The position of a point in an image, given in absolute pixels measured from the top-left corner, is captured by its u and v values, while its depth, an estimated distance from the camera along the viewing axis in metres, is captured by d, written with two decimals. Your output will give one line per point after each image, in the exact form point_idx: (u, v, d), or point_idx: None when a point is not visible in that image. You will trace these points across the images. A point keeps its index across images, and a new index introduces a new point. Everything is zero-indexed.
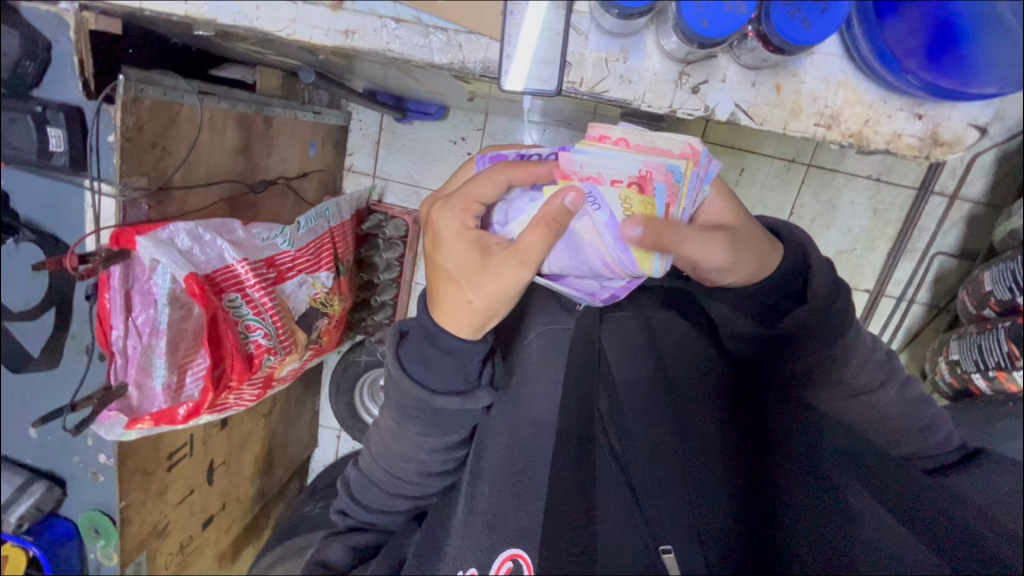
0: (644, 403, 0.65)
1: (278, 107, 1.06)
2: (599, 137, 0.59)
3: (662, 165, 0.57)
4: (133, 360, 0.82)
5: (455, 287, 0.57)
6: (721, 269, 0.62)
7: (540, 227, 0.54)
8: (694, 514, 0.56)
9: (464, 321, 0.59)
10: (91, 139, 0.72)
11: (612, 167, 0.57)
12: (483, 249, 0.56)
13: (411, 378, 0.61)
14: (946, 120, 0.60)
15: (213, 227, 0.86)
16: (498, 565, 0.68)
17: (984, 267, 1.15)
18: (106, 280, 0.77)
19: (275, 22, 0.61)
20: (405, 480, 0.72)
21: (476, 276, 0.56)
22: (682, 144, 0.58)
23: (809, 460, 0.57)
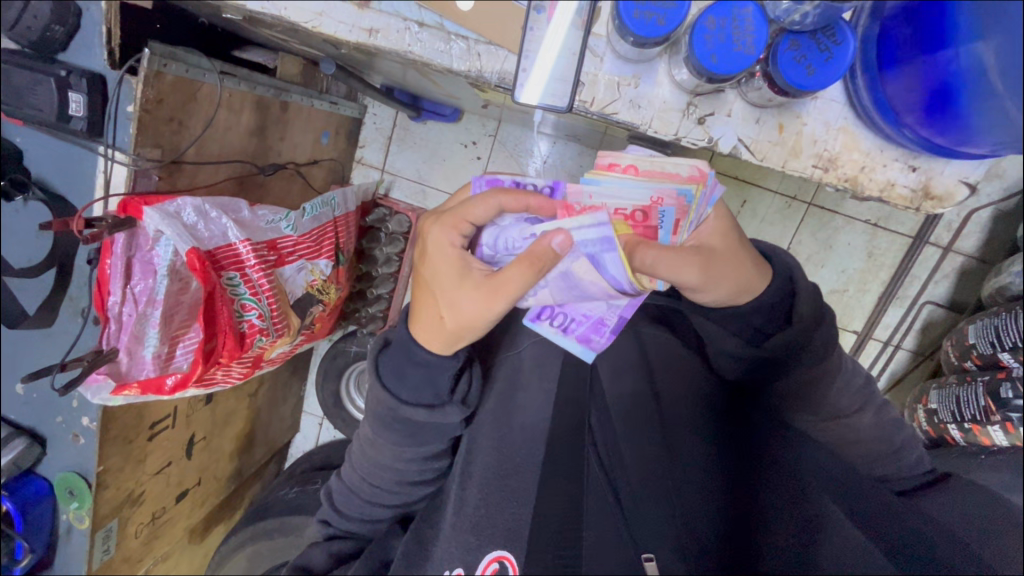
0: (635, 418, 0.67)
1: (295, 94, 1.08)
2: (608, 166, 0.61)
3: (674, 189, 0.59)
4: (128, 327, 0.83)
5: (436, 302, 0.60)
6: (696, 289, 0.63)
7: (520, 264, 0.56)
8: (677, 524, 0.58)
9: (434, 336, 0.61)
10: (110, 107, 0.73)
11: (622, 196, 0.60)
12: (468, 272, 0.59)
13: (385, 387, 0.64)
14: (938, 174, 0.62)
15: (219, 204, 0.88)
16: (484, 566, 0.64)
17: (970, 320, 1.17)
18: (110, 246, 0.78)
19: (303, 13, 0.63)
20: (384, 489, 0.72)
21: (455, 296, 0.58)
22: (689, 167, 0.60)
23: (787, 483, 0.61)
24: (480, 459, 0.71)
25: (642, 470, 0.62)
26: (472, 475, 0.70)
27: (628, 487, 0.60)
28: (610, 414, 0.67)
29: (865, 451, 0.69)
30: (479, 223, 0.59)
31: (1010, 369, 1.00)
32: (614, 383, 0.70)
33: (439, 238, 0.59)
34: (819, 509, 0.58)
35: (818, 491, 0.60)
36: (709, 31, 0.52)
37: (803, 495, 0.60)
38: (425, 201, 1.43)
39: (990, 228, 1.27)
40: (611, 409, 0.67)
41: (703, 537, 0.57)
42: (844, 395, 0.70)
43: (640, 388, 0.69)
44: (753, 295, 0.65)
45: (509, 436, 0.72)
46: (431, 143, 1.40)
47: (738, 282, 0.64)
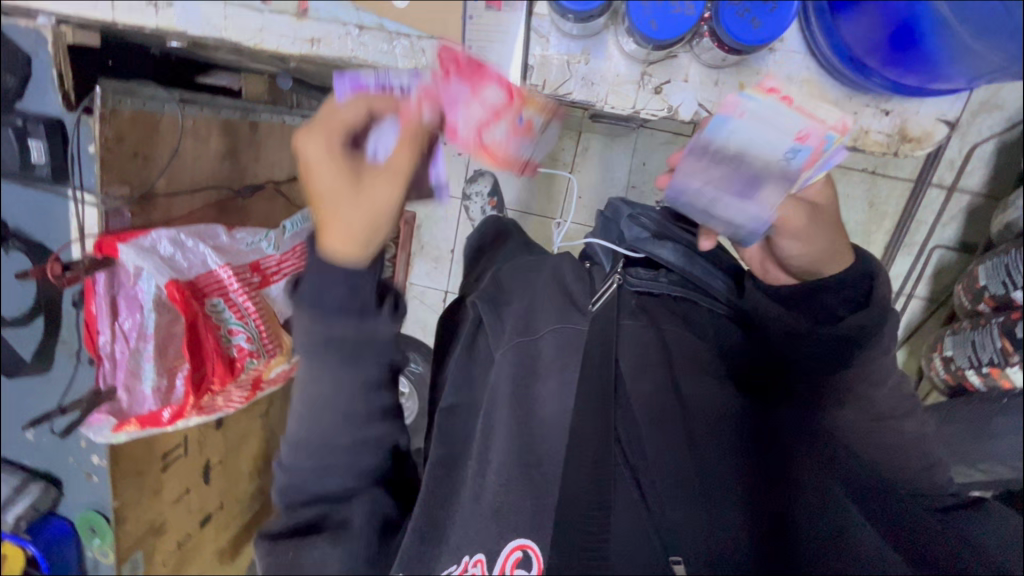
0: (665, 419, 0.55)
1: (263, 112, 1.07)
2: (766, 88, 0.49)
3: (821, 130, 0.48)
4: (122, 363, 0.84)
5: (331, 210, 0.46)
6: (788, 236, 0.58)
7: (401, 165, 0.48)
8: (705, 529, 0.51)
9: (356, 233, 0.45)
10: (72, 148, 0.74)
11: (770, 129, 0.49)
12: (340, 173, 0.47)
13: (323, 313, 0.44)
14: (914, 115, 0.58)
15: (196, 233, 0.88)
16: (506, 557, 0.54)
17: (980, 260, 1.12)
18: (92, 286, 0.79)
19: (244, 32, 0.65)
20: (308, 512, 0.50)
21: (364, 203, 0.46)
22: (838, 118, 0.49)
23: (822, 491, 0.53)
24: (499, 449, 0.57)
25: (668, 479, 0.53)
26: (489, 463, 0.57)
27: (653, 487, 0.53)
28: (635, 417, 0.56)
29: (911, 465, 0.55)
30: (355, 127, 0.50)
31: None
32: (637, 381, 0.57)
33: (323, 169, 0.47)
34: (849, 520, 0.51)
35: (844, 497, 0.53)
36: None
37: (830, 495, 0.53)
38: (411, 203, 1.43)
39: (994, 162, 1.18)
40: (635, 409, 0.56)
41: (731, 549, 0.50)
42: (894, 395, 0.56)
43: (665, 385, 0.57)
44: (841, 265, 0.59)
45: (529, 428, 0.58)
46: None
47: (830, 250, 0.58)
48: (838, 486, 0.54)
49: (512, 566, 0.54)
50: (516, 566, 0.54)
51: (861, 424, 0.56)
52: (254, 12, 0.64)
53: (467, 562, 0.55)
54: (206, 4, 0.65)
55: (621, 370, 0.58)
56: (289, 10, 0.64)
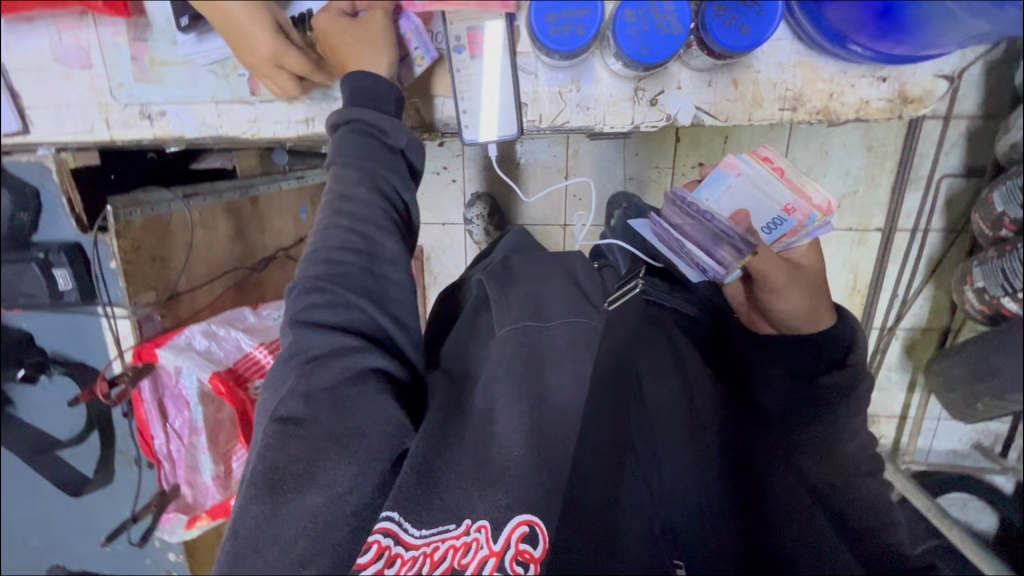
0: (676, 418, 0.52)
1: (261, 185, 1.06)
2: (762, 159, 0.61)
3: (806, 206, 0.59)
4: (180, 462, 0.88)
5: (349, 48, 0.57)
6: (778, 294, 0.63)
7: (380, 2, 0.57)
8: (691, 534, 0.48)
9: (380, 60, 0.58)
10: (95, 268, 0.72)
11: (762, 189, 0.59)
12: (340, 22, 0.56)
13: (366, 123, 0.57)
14: (911, 77, 0.58)
15: (225, 321, 0.90)
16: (511, 531, 0.52)
17: (992, 185, 1.03)
18: (138, 395, 0.82)
19: (239, 126, 0.68)
20: (324, 390, 0.51)
21: (372, 39, 0.57)
22: (823, 198, 0.59)
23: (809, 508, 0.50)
24: (506, 422, 0.57)
25: (680, 488, 0.49)
26: (495, 434, 0.57)
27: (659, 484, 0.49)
28: (652, 420, 0.51)
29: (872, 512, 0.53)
30: None
31: None
32: (656, 379, 0.53)
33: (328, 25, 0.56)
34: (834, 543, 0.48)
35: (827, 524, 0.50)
36: (631, 24, 0.50)
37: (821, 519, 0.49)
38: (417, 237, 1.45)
39: None
40: (648, 402, 0.51)
41: (718, 557, 0.47)
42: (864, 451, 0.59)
43: (679, 389, 0.53)
44: (815, 327, 0.66)
45: (536, 420, 0.57)
46: None
47: (807, 312, 0.65)
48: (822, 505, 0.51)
49: (516, 542, 0.51)
50: (521, 541, 0.51)
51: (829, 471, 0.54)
52: (245, 105, 0.67)
53: (468, 526, 0.52)
54: (198, 106, 0.67)
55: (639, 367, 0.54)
56: (279, 96, 0.66)
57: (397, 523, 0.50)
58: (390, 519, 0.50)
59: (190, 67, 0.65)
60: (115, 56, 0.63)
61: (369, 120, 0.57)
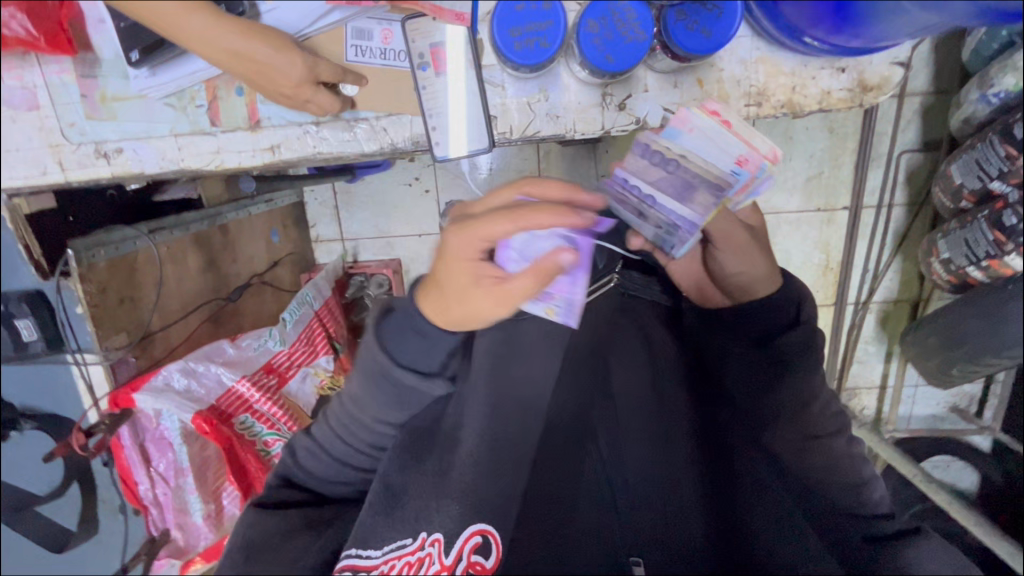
0: (627, 419, 0.60)
1: (229, 213, 1.04)
2: (709, 110, 0.53)
3: (755, 156, 0.50)
4: (168, 505, 0.84)
5: (446, 287, 0.44)
6: (725, 253, 0.58)
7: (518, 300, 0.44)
8: (648, 526, 0.57)
9: (451, 315, 0.45)
10: (60, 315, 0.73)
11: (704, 145, 0.51)
12: (467, 268, 0.43)
13: (394, 362, 0.46)
14: (868, 66, 0.60)
15: (203, 356, 0.86)
16: (464, 543, 0.50)
17: (950, 159, 1.05)
18: (118, 442, 0.78)
19: (201, 158, 0.64)
20: (335, 479, 0.53)
21: (475, 301, 0.44)
22: (770, 147, 0.51)
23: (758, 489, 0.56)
24: (471, 431, 0.52)
25: (643, 480, 0.59)
26: (460, 442, 0.51)
27: (620, 484, 0.59)
28: (615, 418, 0.61)
29: (833, 482, 0.54)
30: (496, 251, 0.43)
31: (1005, 196, 0.86)
32: (624, 372, 0.63)
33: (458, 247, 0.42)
34: (786, 520, 0.54)
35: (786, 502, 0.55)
36: (595, 34, 0.50)
37: (766, 500, 0.56)
38: (394, 251, 1.43)
39: (935, 59, 1.13)
40: (616, 398, 0.62)
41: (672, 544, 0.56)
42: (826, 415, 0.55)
43: (647, 382, 0.62)
44: (774, 288, 0.59)
45: (497, 419, 0.52)
46: (377, 195, 1.38)
47: (760, 273, 0.58)
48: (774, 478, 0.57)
49: (472, 552, 0.50)
50: (474, 553, 0.50)
51: (795, 440, 0.55)
52: (206, 136, 0.64)
53: (424, 540, 0.49)
54: (156, 140, 0.63)
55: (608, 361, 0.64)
56: (241, 126, 0.63)
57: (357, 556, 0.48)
58: (349, 557, 0.48)
59: (145, 101, 0.62)
60: (63, 95, 0.62)
61: (389, 363, 0.46)
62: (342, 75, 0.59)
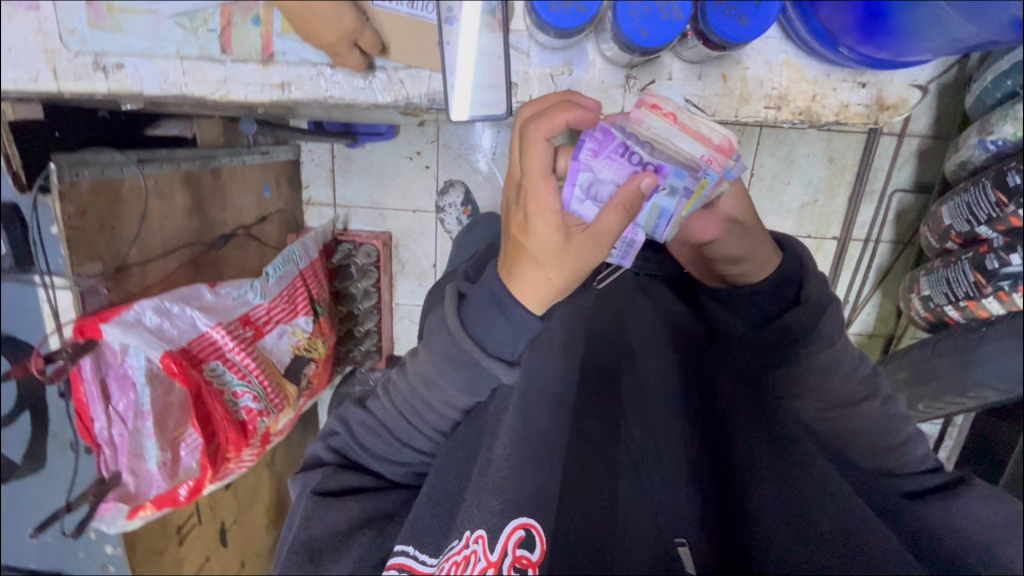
0: (651, 393, 0.63)
1: (223, 157, 1.01)
2: (656, 108, 0.53)
3: (714, 149, 0.53)
4: (123, 448, 0.80)
5: (532, 255, 0.48)
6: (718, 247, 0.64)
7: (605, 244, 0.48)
8: (684, 506, 0.57)
9: (541, 297, 0.49)
10: (33, 233, 0.69)
11: (675, 152, 0.51)
12: (549, 226, 0.47)
13: (483, 353, 0.50)
14: (889, 84, 0.60)
15: (180, 297, 0.83)
16: (507, 536, 0.51)
17: (942, 200, 1.07)
18: (78, 374, 0.74)
19: (207, 86, 0.62)
20: (391, 458, 0.59)
21: (570, 256, 0.48)
22: (722, 135, 0.53)
23: (782, 454, 0.55)
24: (512, 417, 0.55)
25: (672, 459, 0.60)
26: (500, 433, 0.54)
27: (651, 461, 0.60)
28: (642, 392, 0.64)
29: (868, 443, 0.58)
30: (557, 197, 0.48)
31: (990, 242, 0.87)
32: (649, 357, 0.66)
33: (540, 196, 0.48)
34: (814, 480, 0.53)
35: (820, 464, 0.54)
36: (632, 6, 0.50)
37: (788, 464, 0.55)
38: (386, 223, 1.41)
39: None
40: (644, 381, 0.64)
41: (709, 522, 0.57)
42: (848, 381, 0.60)
43: (670, 365, 0.66)
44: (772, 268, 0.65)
45: (532, 414, 0.56)
46: (376, 165, 1.36)
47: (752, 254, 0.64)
48: (818, 455, 0.55)
49: (515, 545, 0.51)
50: (518, 546, 0.51)
51: (814, 411, 0.60)
52: (215, 64, 0.61)
53: (468, 538, 0.52)
54: (161, 59, 0.60)
55: (633, 347, 0.68)
56: (253, 57, 0.61)
57: (412, 555, 0.53)
58: (405, 553, 0.53)
59: (154, 17, 0.58)
60: None
61: (474, 347, 0.50)
62: (379, 44, 0.58)
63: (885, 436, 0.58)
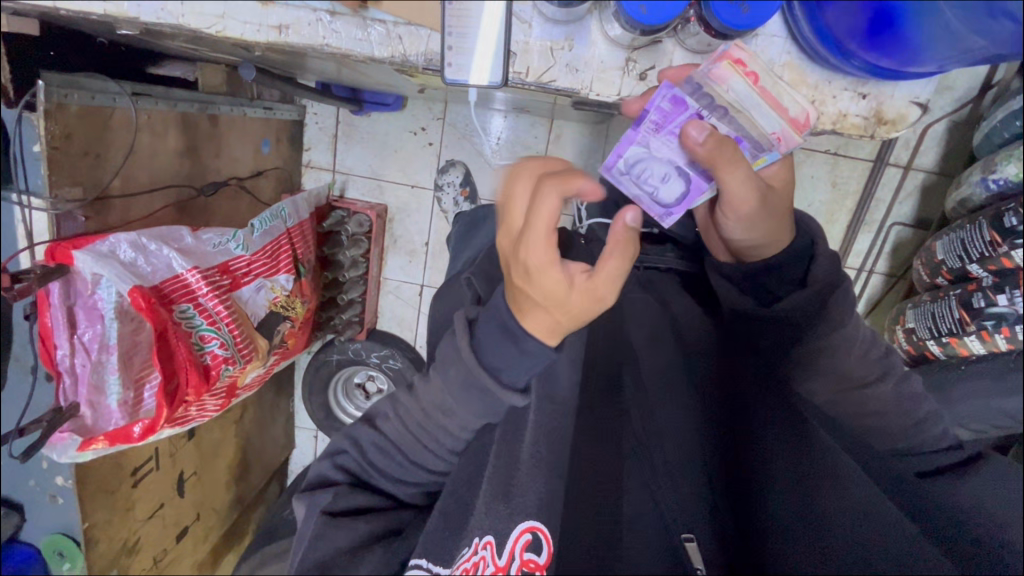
0: (661, 377, 0.61)
1: (223, 105, 1.00)
2: (743, 64, 0.54)
3: (782, 126, 0.55)
4: (83, 379, 0.79)
5: (533, 303, 0.49)
6: (739, 216, 0.61)
7: (610, 287, 0.49)
8: (693, 504, 0.54)
9: (549, 330, 0.51)
10: (13, 148, 0.69)
11: (749, 125, 0.55)
12: (548, 280, 0.48)
13: (496, 381, 0.53)
14: (889, 98, 0.60)
15: (158, 235, 0.82)
16: (514, 541, 0.50)
17: (938, 235, 1.07)
18: (45, 298, 0.74)
19: (203, 20, 0.60)
20: (403, 480, 0.61)
21: (573, 304, 0.49)
22: (799, 110, 0.55)
23: (802, 443, 0.52)
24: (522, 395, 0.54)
25: (677, 450, 0.57)
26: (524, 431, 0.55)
27: (662, 458, 0.56)
28: (644, 379, 0.61)
29: (885, 422, 0.53)
30: (552, 256, 0.47)
31: (980, 280, 0.86)
32: (651, 349, 0.64)
33: (538, 258, 0.47)
34: (833, 468, 0.50)
35: (841, 456, 0.52)
36: None
37: (803, 457, 0.52)
38: (383, 196, 1.40)
39: (948, 141, 1.15)
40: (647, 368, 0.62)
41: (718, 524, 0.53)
42: (859, 360, 0.57)
43: (675, 356, 0.63)
44: (784, 242, 0.63)
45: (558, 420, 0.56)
46: (379, 135, 1.35)
47: (770, 239, 0.62)
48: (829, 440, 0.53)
49: (521, 549, 0.49)
50: (525, 550, 0.49)
51: (833, 392, 0.56)
52: None
53: (477, 544, 0.51)
54: None
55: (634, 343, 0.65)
56: None
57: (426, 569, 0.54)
58: (420, 567, 0.54)
59: None
60: None
61: (488, 379, 0.52)
62: None
63: (903, 415, 0.52)
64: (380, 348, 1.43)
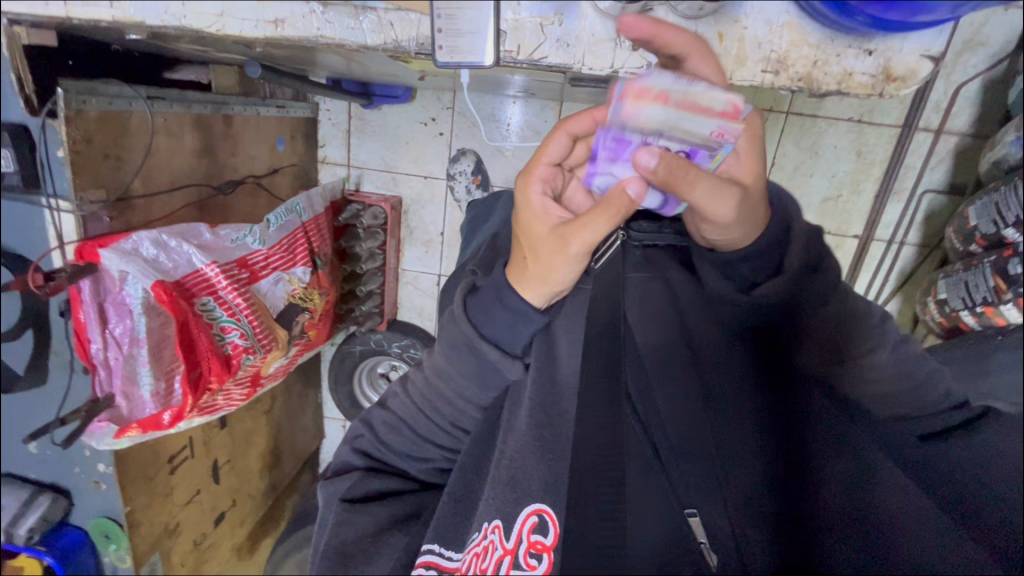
0: (666, 358, 0.58)
1: (236, 105, 1.04)
2: (650, 90, 0.46)
3: (722, 129, 0.48)
4: (117, 370, 0.84)
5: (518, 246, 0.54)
6: (716, 222, 0.55)
7: (574, 239, 0.49)
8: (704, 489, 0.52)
9: (526, 283, 0.53)
10: (40, 155, 0.72)
11: (688, 135, 0.48)
12: (531, 219, 0.52)
13: (477, 334, 0.54)
14: (898, 52, 0.57)
15: (178, 232, 0.86)
16: (521, 523, 0.52)
17: (969, 201, 1.02)
18: (77, 295, 0.78)
19: (204, 19, 0.62)
20: (415, 456, 0.61)
21: (541, 252, 0.51)
22: (727, 102, 0.47)
23: (833, 435, 0.49)
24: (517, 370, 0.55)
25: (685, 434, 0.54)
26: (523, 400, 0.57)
27: (667, 441, 0.54)
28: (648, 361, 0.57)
29: (888, 392, 0.45)
30: (536, 197, 0.53)
31: (1015, 245, 0.81)
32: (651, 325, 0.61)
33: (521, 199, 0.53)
34: (867, 460, 0.47)
35: (869, 443, 0.48)
36: None
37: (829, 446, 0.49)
38: (397, 188, 1.42)
39: None
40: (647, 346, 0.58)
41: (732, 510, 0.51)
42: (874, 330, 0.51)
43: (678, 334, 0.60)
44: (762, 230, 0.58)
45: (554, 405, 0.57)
46: (390, 128, 1.37)
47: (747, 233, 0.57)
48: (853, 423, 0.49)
49: (528, 532, 0.52)
50: (532, 532, 0.51)
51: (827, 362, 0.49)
52: None
53: (487, 529, 0.53)
54: None
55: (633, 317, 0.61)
56: None
57: (438, 553, 0.56)
58: (432, 552, 0.56)
59: None
60: None
61: (469, 329, 0.54)
62: None
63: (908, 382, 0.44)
64: (401, 338, 1.46)
